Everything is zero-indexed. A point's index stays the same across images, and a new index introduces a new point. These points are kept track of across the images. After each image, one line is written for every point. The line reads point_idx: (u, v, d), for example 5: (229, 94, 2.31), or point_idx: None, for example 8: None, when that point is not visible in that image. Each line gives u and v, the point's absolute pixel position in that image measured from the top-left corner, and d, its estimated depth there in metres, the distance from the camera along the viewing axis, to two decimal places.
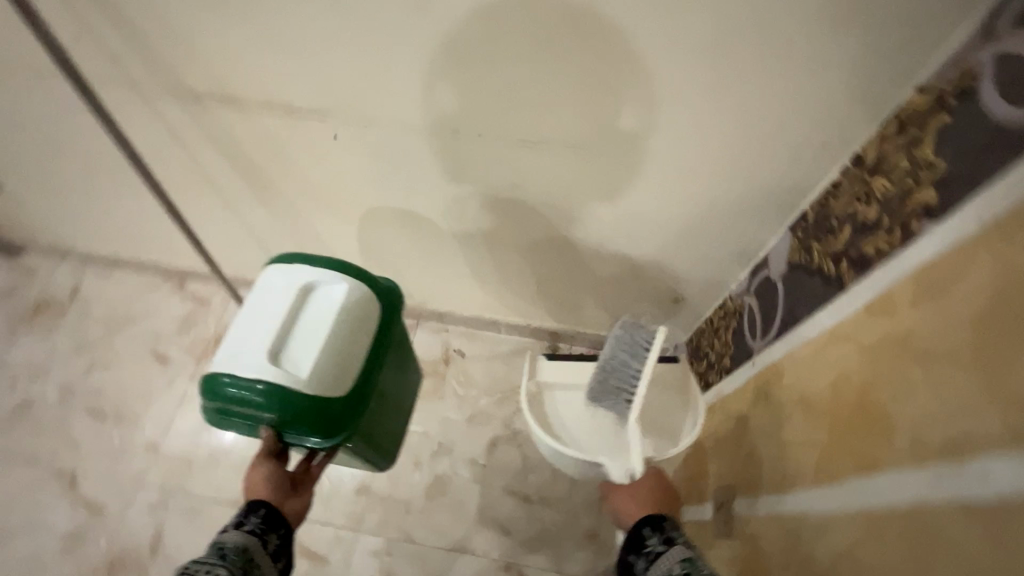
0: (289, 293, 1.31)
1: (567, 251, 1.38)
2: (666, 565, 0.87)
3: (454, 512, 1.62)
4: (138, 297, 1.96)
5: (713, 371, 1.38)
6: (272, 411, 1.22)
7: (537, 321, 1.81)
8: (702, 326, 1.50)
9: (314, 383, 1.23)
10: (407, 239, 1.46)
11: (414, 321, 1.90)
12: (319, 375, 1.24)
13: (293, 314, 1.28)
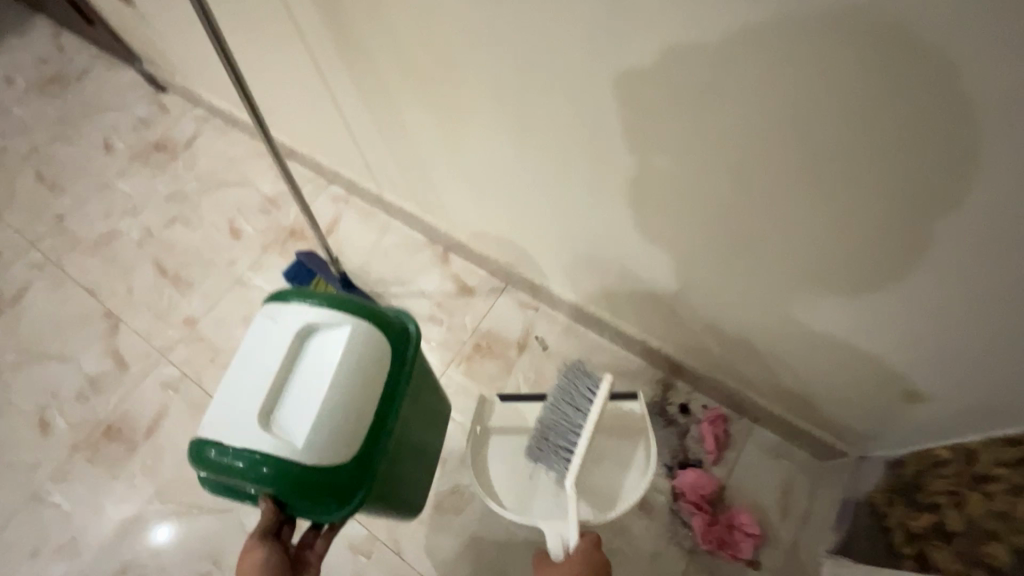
0: (280, 341, 0.95)
1: (748, 252, 0.87)
2: None
3: (460, 541, 1.23)
4: (241, 163, 1.82)
5: (943, 543, 0.81)
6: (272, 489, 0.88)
7: (656, 342, 1.29)
8: (943, 453, 0.92)
9: (320, 447, 0.88)
10: (514, 163, 1.04)
11: (502, 285, 1.50)
12: (327, 437, 0.89)
13: (289, 366, 0.94)
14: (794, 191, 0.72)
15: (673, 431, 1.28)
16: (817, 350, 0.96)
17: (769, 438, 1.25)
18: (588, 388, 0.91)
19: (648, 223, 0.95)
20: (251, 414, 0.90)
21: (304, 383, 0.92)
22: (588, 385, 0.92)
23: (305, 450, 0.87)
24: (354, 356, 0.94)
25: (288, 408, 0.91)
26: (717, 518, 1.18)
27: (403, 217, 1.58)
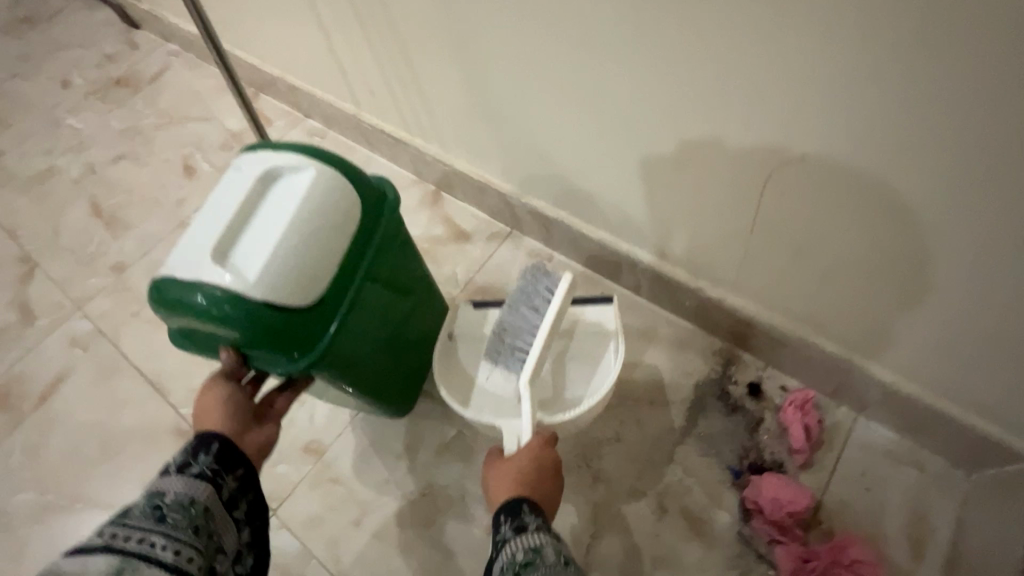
0: (241, 172, 0.69)
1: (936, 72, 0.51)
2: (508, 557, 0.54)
3: (429, 566, 0.85)
4: (208, 97, 1.54)
5: None
6: (232, 334, 0.64)
7: (719, 293, 0.90)
8: None
9: (293, 290, 0.64)
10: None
11: (506, 230, 1.16)
12: (302, 284, 0.64)
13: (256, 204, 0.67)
14: (947, 46, 0.49)
15: (740, 422, 0.89)
16: (954, 319, 0.69)
17: (882, 437, 0.86)
18: (547, 286, 0.74)
19: (750, 44, 0.59)
20: (200, 251, 0.64)
21: (274, 221, 0.65)
22: (546, 284, 0.73)
23: (276, 295, 0.63)
24: (343, 194, 0.68)
25: (248, 248, 0.64)
26: (814, 550, 0.78)
27: (384, 146, 1.25)
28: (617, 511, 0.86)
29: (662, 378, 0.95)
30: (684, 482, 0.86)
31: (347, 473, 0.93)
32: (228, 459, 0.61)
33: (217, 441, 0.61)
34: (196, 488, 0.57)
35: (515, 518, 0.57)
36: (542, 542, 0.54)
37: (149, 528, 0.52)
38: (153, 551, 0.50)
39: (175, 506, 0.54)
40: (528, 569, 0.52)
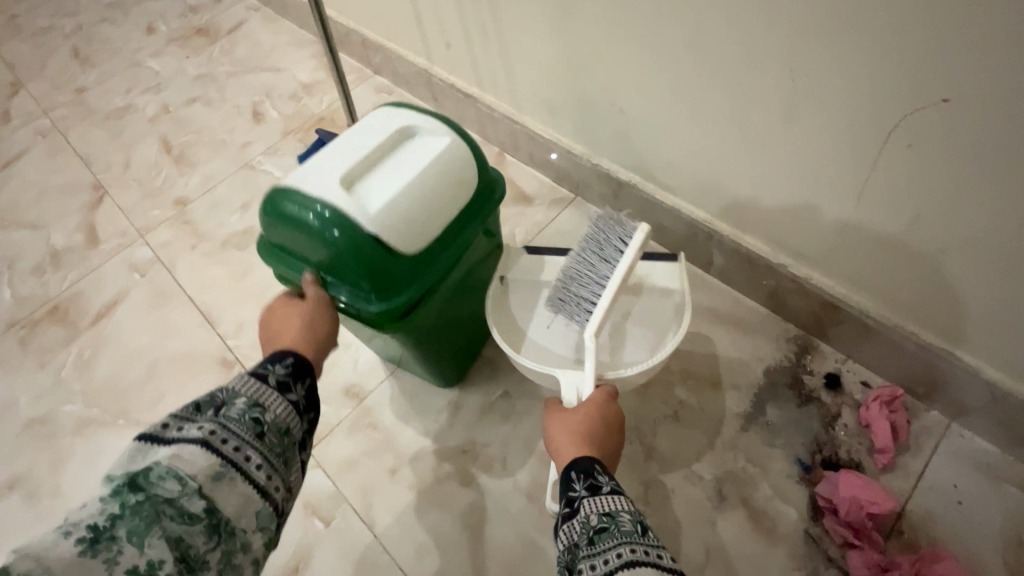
0: (386, 113, 0.68)
1: None
2: (582, 519, 0.52)
3: (466, 522, 0.81)
4: (281, 50, 1.56)
5: None
6: (331, 259, 0.62)
7: (804, 271, 0.83)
8: None
9: (400, 235, 0.62)
10: None
11: (570, 197, 1.11)
12: (409, 235, 0.63)
13: (389, 152, 0.65)
14: None
15: (814, 415, 0.81)
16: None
17: (978, 448, 0.77)
18: (620, 236, 0.72)
19: None
20: (327, 173, 0.62)
21: (405, 169, 0.64)
22: (620, 234, 0.72)
23: (387, 237, 0.61)
24: (466, 167, 0.67)
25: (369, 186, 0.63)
26: (894, 560, 0.70)
27: (453, 103, 1.23)
28: (671, 492, 0.79)
29: (729, 359, 0.88)
30: (746, 470, 0.79)
31: (386, 421, 0.90)
32: (316, 397, 0.55)
33: (309, 377, 0.55)
34: (291, 414, 0.51)
35: (589, 477, 0.56)
36: (619, 507, 0.52)
37: (247, 440, 0.47)
38: (247, 469, 0.46)
39: (271, 426, 0.49)
40: (603, 534, 0.50)
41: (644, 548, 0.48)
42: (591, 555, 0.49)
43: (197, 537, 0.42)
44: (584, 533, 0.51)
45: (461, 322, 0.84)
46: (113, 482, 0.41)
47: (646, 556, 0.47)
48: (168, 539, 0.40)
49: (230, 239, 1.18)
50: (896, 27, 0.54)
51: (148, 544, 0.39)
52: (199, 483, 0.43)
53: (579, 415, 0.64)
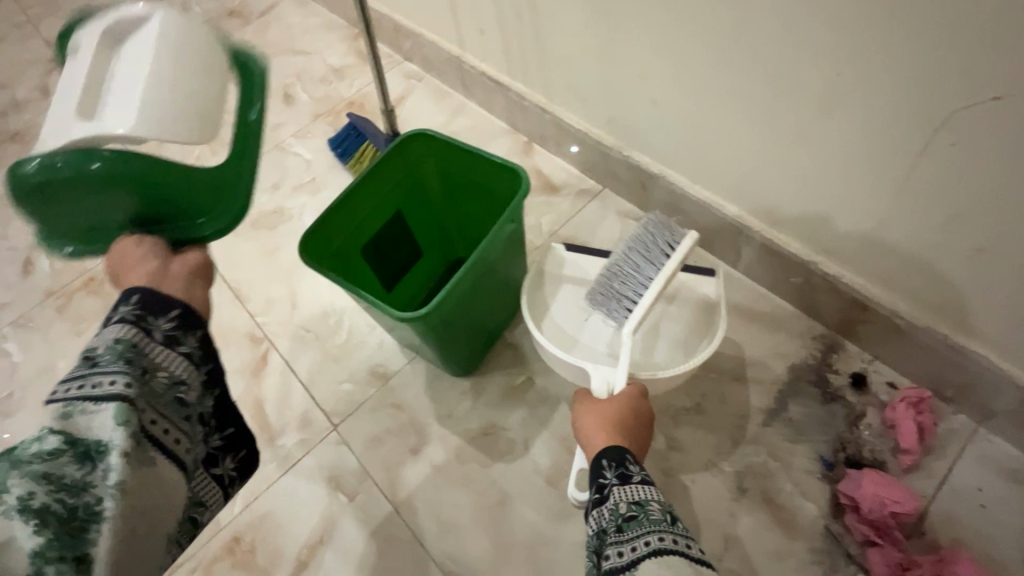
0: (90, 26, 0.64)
1: None
2: (612, 506, 0.54)
3: (485, 502, 0.83)
4: (312, 32, 1.57)
5: None
6: (125, 202, 0.58)
7: (834, 269, 0.82)
8: None
9: (185, 126, 0.59)
10: None
11: (597, 188, 1.11)
12: (189, 119, 0.60)
13: (98, 68, 0.62)
14: None
15: (838, 413, 0.81)
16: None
17: (1004, 453, 0.76)
18: (668, 241, 0.73)
19: None
20: (63, 117, 0.58)
21: (133, 61, 0.61)
22: (669, 238, 0.73)
23: (177, 137, 0.58)
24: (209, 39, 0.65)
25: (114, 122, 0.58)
26: (915, 559, 0.70)
27: (483, 91, 1.23)
28: (690, 483, 0.80)
29: (755, 354, 0.88)
30: (767, 464, 0.79)
31: (410, 401, 0.92)
32: (157, 303, 0.48)
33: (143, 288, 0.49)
34: (122, 327, 0.44)
35: (619, 465, 0.57)
36: (648, 496, 0.53)
37: (83, 372, 0.41)
38: (89, 395, 0.40)
39: (105, 349, 0.43)
40: (631, 522, 0.50)
41: (671, 537, 0.47)
42: (618, 542, 0.50)
43: (59, 465, 0.37)
44: (613, 520, 0.52)
45: (483, 311, 0.85)
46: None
47: (672, 545, 0.47)
48: (26, 480, 0.36)
49: (260, 218, 1.20)
50: (952, 21, 0.53)
51: (9, 486, 0.35)
52: (49, 426, 0.38)
53: (609, 405, 0.66)
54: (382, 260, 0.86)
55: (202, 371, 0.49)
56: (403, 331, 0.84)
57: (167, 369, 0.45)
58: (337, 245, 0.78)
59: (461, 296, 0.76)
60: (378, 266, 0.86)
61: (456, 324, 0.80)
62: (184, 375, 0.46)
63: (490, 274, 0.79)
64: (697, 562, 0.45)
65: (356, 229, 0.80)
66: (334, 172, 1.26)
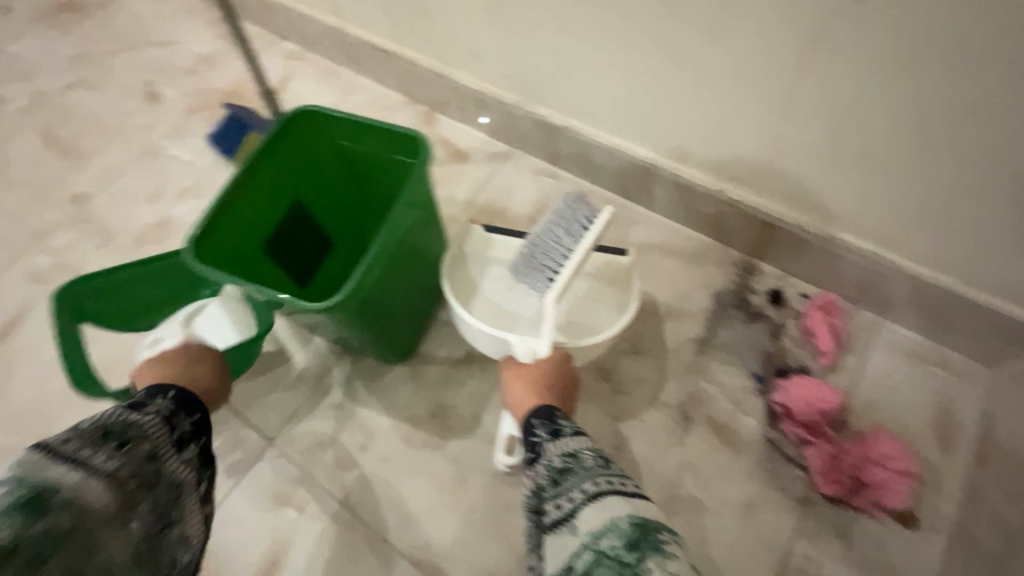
0: None
1: None
2: (547, 464, 0.54)
3: (445, 484, 0.81)
4: (167, 19, 1.39)
5: None
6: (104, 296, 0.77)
7: (741, 194, 0.85)
8: None
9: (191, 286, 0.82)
10: None
11: (506, 149, 1.09)
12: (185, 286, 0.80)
13: None
14: None
15: (762, 329, 0.86)
16: (1011, 176, 0.62)
17: (905, 338, 0.84)
18: (585, 215, 0.74)
19: None
20: None
21: None
22: (585, 213, 0.73)
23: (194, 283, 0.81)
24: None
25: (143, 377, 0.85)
26: (846, 448, 0.76)
27: (372, 62, 1.16)
28: (640, 422, 0.82)
29: (682, 289, 0.91)
30: (707, 390, 0.82)
31: (349, 399, 0.87)
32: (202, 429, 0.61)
33: (204, 415, 0.63)
34: (180, 459, 0.56)
35: (551, 423, 0.58)
36: (581, 447, 0.54)
37: (142, 479, 0.50)
38: (144, 508, 0.50)
39: (164, 472, 0.53)
40: (565, 474, 0.51)
41: (607, 479, 0.48)
42: (555, 498, 0.50)
43: (111, 551, 0.45)
44: (549, 476, 0.52)
45: (410, 292, 0.80)
46: (18, 485, 0.42)
47: (606, 486, 0.47)
48: (87, 550, 0.43)
49: (144, 233, 1.08)
50: None
51: (71, 546, 0.42)
52: (113, 507, 0.46)
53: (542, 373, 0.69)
54: (289, 256, 0.79)
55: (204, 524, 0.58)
56: (325, 327, 0.79)
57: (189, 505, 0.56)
58: (231, 246, 0.70)
59: (379, 277, 0.70)
60: (286, 263, 0.79)
61: (381, 311, 0.75)
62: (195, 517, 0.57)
63: (407, 252, 0.75)
64: (632, 496, 0.46)
65: (248, 224, 0.72)
66: (222, 171, 1.14)
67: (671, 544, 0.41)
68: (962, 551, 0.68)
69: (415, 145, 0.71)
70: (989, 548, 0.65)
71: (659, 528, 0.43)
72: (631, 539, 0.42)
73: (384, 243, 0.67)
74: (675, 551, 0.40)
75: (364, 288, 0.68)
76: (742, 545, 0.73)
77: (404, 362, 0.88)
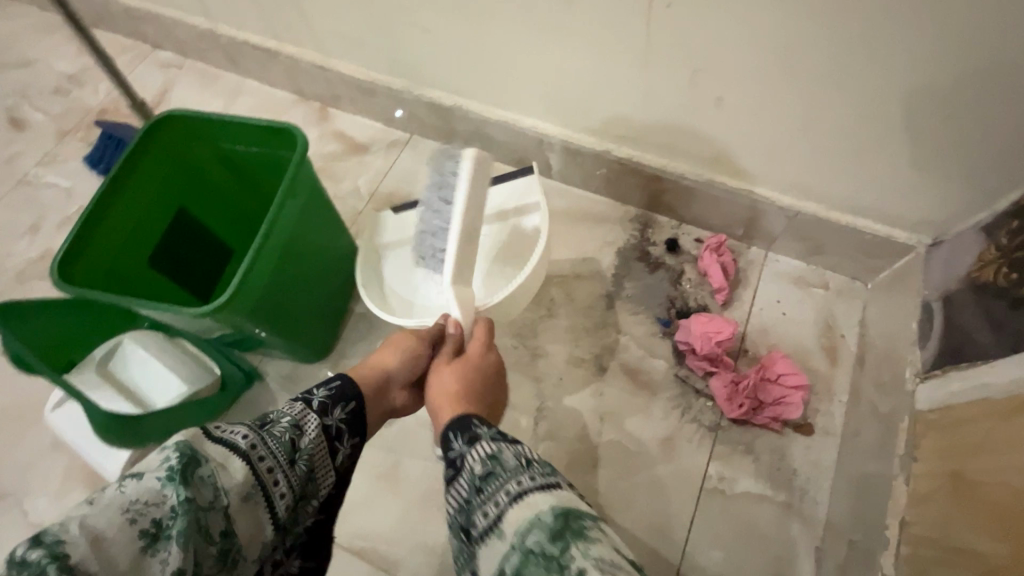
0: None
1: None
2: (467, 476, 0.51)
3: (378, 472, 0.81)
4: (23, 37, 1.28)
5: None
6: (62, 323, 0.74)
7: (626, 152, 0.89)
8: None
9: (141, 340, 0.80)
10: None
11: (405, 136, 1.08)
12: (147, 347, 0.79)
13: None
14: None
15: (663, 277, 0.91)
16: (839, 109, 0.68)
17: (790, 265, 0.91)
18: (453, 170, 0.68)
19: None
20: None
21: None
22: (450, 169, 0.68)
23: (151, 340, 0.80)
24: None
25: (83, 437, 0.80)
26: (745, 374, 0.82)
27: (255, 62, 1.12)
28: (560, 380, 0.85)
29: (587, 249, 0.95)
30: (619, 340, 0.87)
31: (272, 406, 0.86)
32: (346, 397, 0.58)
33: (355, 402, 0.58)
34: (320, 429, 0.52)
35: (467, 431, 0.55)
36: (500, 447, 0.52)
37: (282, 457, 0.47)
38: (273, 495, 0.45)
39: (304, 451, 0.49)
40: (489, 478, 0.49)
41: (530, 475, 0.47)
42: (480, 503, 0.48)
43: (214, 543, 0.40)
44: (472, 486, 0.50)
45: (313, 288, 0.79)
46: (177, 449, 0.41)
47: (531, 484, 0.47)
48: (195, 542, 0.39)
49: (26, 269, 1.00)
50: None
51: (175, 534, 0.38)
52: (235, 491, 0.43)
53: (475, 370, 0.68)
54: (180, 267, 0.76)
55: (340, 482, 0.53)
56: (228, 336, 0.77)
57: (322, 473, 0.52)
58: (103, 264, 0.68)
59: (267, 278, 0.68)
60: (177, 275, 0.76)
61: (283, 312, 0.74)
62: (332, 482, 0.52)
63: (298, 249, 0.73)
64: (555, 487, 0.46)
65: (121, 238, 0.70)
66: None
67: (595, 530, 0.42)
68: (850, 448, 0.76)
69: (292, 139, 0.70)
70: (870, 440, 0.72)
71: (581, 517, 0.43)
72: (554, 530, 0.42)
73: (263, 242, 0.65)
74: (599, 536, 0.42)
75: (249, 291, 0.66)
76: (663, 478, 0.78)
77: (321, 361, 0.88)
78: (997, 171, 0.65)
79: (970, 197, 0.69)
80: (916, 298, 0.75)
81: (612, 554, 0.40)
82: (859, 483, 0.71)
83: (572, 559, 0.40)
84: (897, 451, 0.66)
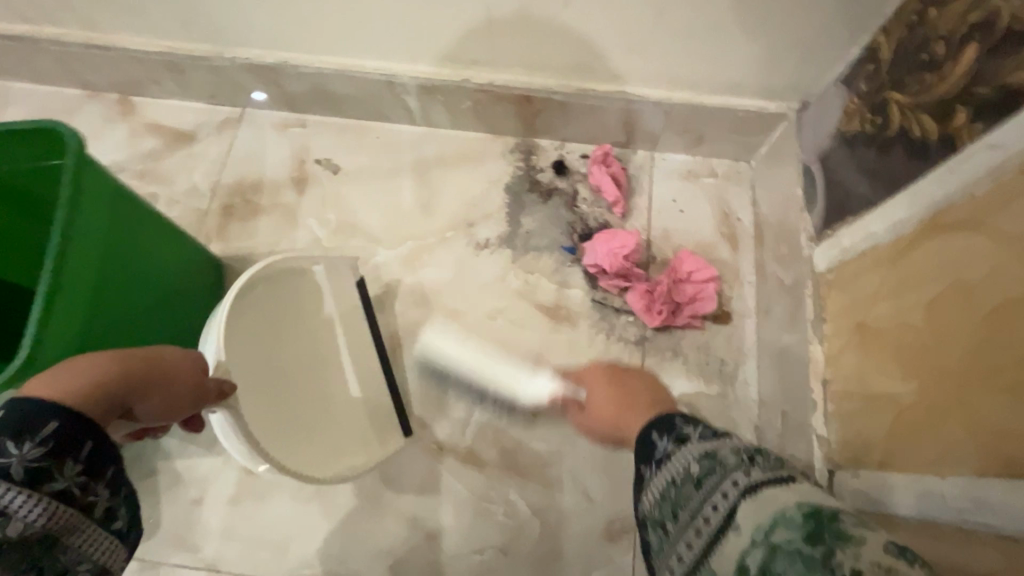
0: None
1: None
2: (668, 473, 0.38)
3: (306, 492, 0.73)
4: None
5: (923, 114, 0.54)
6: None
7: (485, 77, 0.80)
8: (893, 21, 0.60)
9: None
10: None
11: (236, 112, 0.92)
12: None
13: None
14: None
15: (558, 203, 0.86)
16: None
17: (678, 161, 0.89)
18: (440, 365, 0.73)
19: None
20: None
21: None
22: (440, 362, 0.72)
23: None
24: None
25: None
26: (658, 281, 0.81)
27: (11, 58, 0.88)
28: (479, 338, 0.79)
29: (474, 193, 0.87)
30: (528, 281, 0.82)
31: (161, 459, 0.74)
32: (71, 440, 0.37)
33: (93, 441, 0.38)
34: (34, 501, 0.36)
35: (673, 431, 0.40)
36: (713, 441, 0.38)
37: None
38: None
39: (16, 539, 0.35)
40: (704, 476, 0.36)
41: (759, 466, 0.36)
42: (694, 507, 0.36)
43: None
44: (675, 497, 0.37)
45: (155, 299, 0.66)
46: None
47: (764, 476, 0.35)
48: None
49: None
50: None
51: None
52: None
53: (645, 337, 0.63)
54: None
55: (122, 533, 0.40)
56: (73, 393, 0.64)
57: (79, 542, 0.38)
58: None
59: (86, 300, 0.55)
60: None
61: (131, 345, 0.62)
62: (101, 545, 0.39)
63: (122, 268, 0.60)
64: (780, 477, 0.35)
65: None
66: None
67: (859, 528, 0.31)
68: (765, 325, 0.78)
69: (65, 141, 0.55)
70: (781, 314, 0.74)
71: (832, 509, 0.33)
72: (809, 530, 0.31)
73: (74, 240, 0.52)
74: (866, 535, 0.30)
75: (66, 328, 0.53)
76: None
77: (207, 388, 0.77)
78: (845, 21, 0.64)
79: (826, 51, 0.69)
80: (795, 166, 0.76)
81: (887, 555, 0.29)
82: (779, 357, 0.73)
83: (843, 568, 0.29)
84: (805, 317, 0.68)
